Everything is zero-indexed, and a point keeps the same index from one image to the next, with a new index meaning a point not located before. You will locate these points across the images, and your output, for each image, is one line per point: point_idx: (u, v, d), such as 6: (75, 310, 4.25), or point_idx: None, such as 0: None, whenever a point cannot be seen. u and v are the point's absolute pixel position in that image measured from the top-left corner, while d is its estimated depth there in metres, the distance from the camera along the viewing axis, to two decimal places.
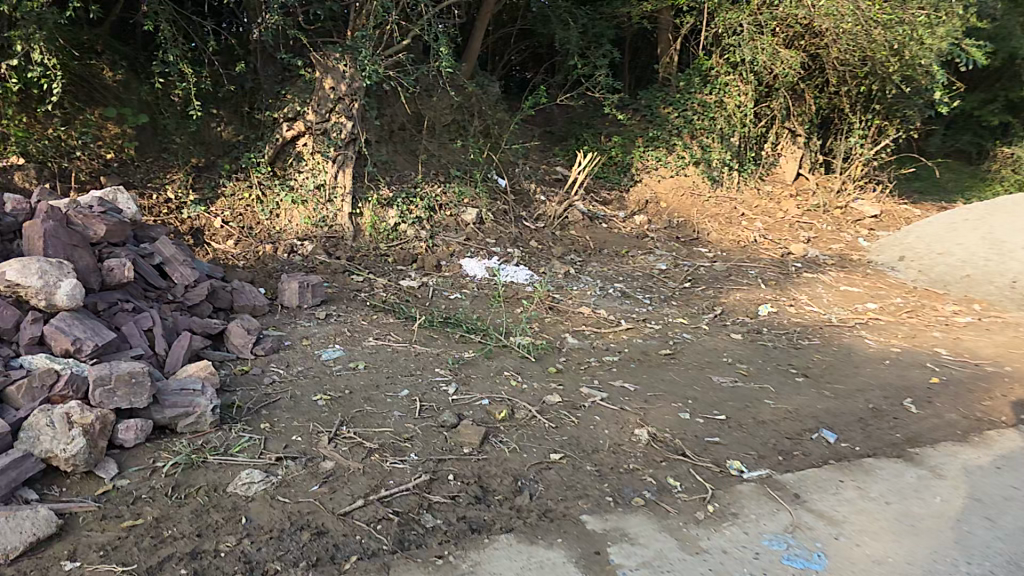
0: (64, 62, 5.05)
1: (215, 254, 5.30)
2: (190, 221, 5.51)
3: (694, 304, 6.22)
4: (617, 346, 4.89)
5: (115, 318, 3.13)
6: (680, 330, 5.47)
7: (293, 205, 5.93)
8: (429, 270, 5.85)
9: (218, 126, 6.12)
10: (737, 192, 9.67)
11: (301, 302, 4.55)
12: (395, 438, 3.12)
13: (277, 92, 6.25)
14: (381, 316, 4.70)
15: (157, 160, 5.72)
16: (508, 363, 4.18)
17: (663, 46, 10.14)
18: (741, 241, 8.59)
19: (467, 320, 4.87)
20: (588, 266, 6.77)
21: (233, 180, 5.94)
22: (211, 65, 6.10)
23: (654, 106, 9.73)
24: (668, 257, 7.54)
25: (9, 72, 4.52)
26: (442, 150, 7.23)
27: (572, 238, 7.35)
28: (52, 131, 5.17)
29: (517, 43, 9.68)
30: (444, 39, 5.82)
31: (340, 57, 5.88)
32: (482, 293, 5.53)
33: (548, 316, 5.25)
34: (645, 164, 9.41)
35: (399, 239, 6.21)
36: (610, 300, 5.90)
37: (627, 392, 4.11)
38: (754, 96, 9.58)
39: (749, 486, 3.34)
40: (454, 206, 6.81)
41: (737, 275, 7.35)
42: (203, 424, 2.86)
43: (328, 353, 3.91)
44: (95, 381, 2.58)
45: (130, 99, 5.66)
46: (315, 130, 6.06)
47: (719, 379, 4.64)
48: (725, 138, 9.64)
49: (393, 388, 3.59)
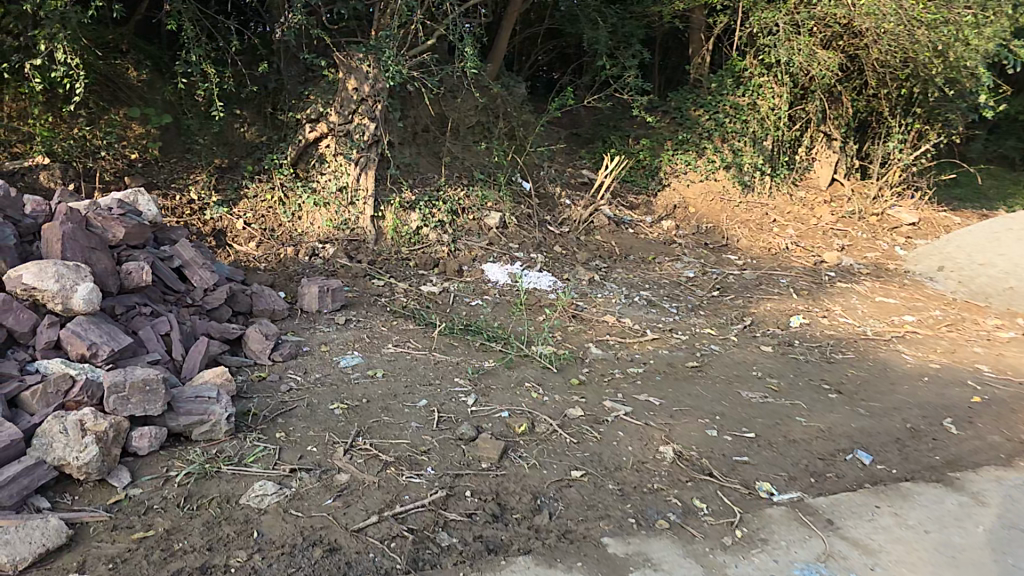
0: (89, 62, 5.08)
1: (237, 256, 5.33)
2: (212, 222, 5.54)
3: (722, 313, 6.05)
4: (641, 357, 4.75)
5: (132, 322, 3.13)
6: (706, 341, 5.31)
7: (316, 208, 5.95)
8: (451, 275, 5.78)
9: (242, 127, 6.17)
10: (768, 197, 9.43)
11: (320, 307, 4.52)
12: (412, 451, 3.03)
13: (300, 92, 6.23)
14: (401, 322, 4.64)
15: (181, 160, 5.75)
16: (529, 373, 4.09)
17: (694, 46, 9.94)
18: (772, 248, 8.38)
19: (488, 327, 4.78)
20: (613, 273, 6.64)
21: (255, 182, 5.96)
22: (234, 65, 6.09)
23: (684, 108, 9.53)
24: (696, 264, 7.37)
25: (33, 72, 4.54)
26: (466, 152, 7.16)
27: (598, 243, 7.22)
28: (78, 131, 5.23)
29: (545, 43, 9.58)
30: (469, 40, 5.78)
31: (363, 58, 5.85)
32: (504, 300, 5.44)
33: (571, 325, 5.14)
34: (674, 167, 9.22)
35: (421, 243, 6.17)
36: (635, 309, 5.76)
37: (652, 406, 3.98)
38: (789, 99, 9.33)
39: (779, 510, 3.18)
40: (477, 210, 6.74)
41: (768, 284, 7.15)
42: (218, 432, 2.80)
43: (346, 360, 3.86)
44: (109, 389, 2.55)
45: (155, 100, 5.70)
46: (337, 131, 6.05)
47: (747, 394, 4.47)
48: (758, 141, 9.44)
49: (411, 397, 3.51)
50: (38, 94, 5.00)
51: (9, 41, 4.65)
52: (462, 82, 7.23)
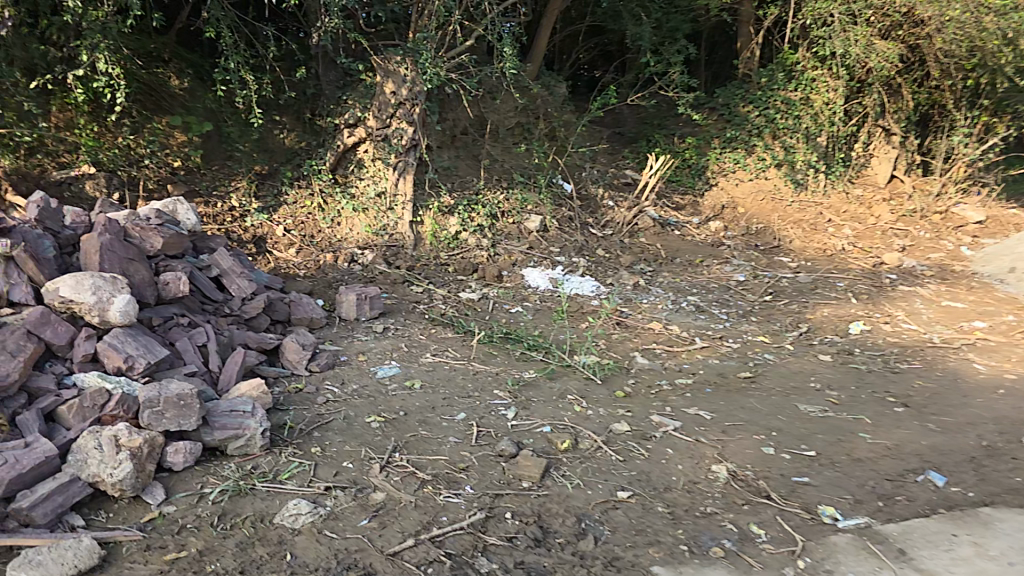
0: (131, 72, 5.18)
1: (277, 263, 5.37)
2: (253, 229, 5.61)
3: (776, 320, 5.75)
4: (690, 367, 4.53)
5: (170, 333, 3.11)
6: (759, 350, 5.04)
7: (354, 213, 5.95)
8: (490, 281, 5.66)
9: (282, 133, 6.22)
10: (822, 196, 9.01)
11: (359, 315, 4.47)
12: (450, 468, 2.88)
13: (339, 97, 6.18)
14: (440, 330, 4.54)
15: (222, 168, 5.85)
16: (572, 384, 3.92)
17: (743, 39, 9.58)
18: (826, 249, 8.00)
19: (529, 335, 4.63)
20: (658, 277, 6.40)
21: (295, 189, 6.00)
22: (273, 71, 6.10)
23: (731, 105, 9.20)
24: (746, 267, 7.05)
25: (77, 82, 4.65)
26: (506, 155, 7.03)
27: (642, 246, 6.99)
28: (122, 140, 5.35)
29: (586, 41, 9.38)
30: (508, 39, 5.68)
31: (401, 61, 5.81)
32: (546, 306, 5.29)
33: (616, 332, 4.94)
34: (722, 166, 8.92)
35: (460, 247, 6.09)
36: (682, 315, 5.52)
37: (702, 421, 3.76)
38: (845, 92, 8.86)
39: (845, 538, 2.92)
40: (518, 214, 6.60)
41: (824, 287, 6.79)
42: (254, 447, 2.71)
43: (383, 370, 3.78)
44: (144, 403, 2.49)
45: (197, 108, 5.75)
46: (375, 136, 6.01)
47: (806, 408, 4.21)
48: (811, 137, 9.01)
49: (449, 411, 3.39)
50: (83, 105, 5.11)
51: (55, 53, 4.78)
52: (501, 83, 7.08)
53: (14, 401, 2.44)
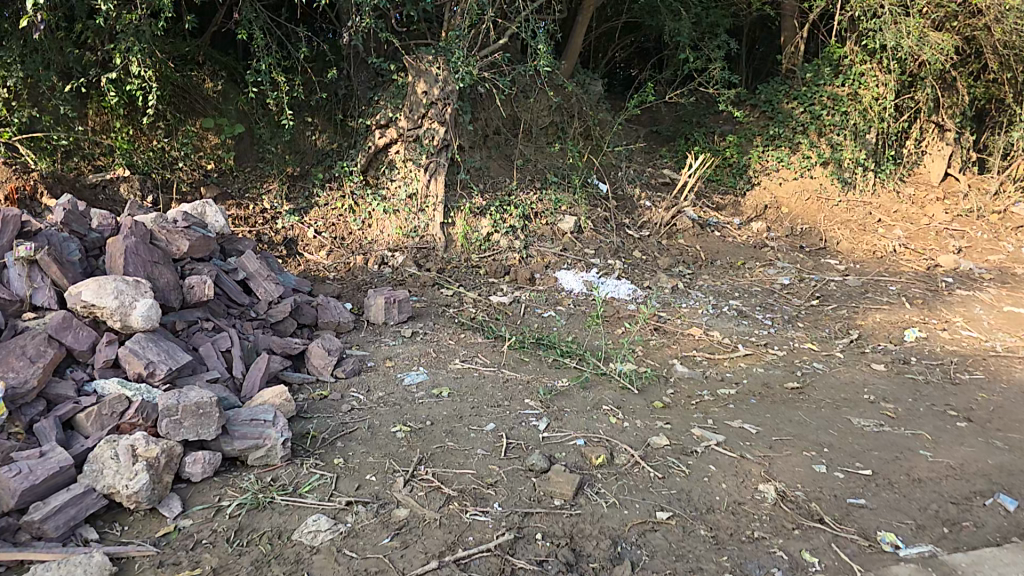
0: (164, 75, 5.21)
1: (307, 265, 5.36)
2: (284, 231, 5.67)
3: (824, 326, 5.45)
4: (733, 376, 4.28)
5: (193, 338, 3.04)
6: (807, 359, 4.75)
7: (385, 215, 5.87)
8: (523, 283, 5.50)
9: (314, 135, 6.17)
10: (872, 195, 8.58)
11: (387, 319, 4.36)
12: (476, 483, 2.73)
13: (370, 98, 6.06)
14: (469, 335, 4.40)
15: (255, 170, 5.93)
16: (606, 394, 3.72)
17: (787, 33, 9.18)
18: (876, 251, 7.61)
19: (562, 341, 4.46)
20: (698, 280, 6.15)
21: (326, 190, 6.00)
22: (304, 73, 6.07)
23: (774, 102, 8.77)
24: (791, 270, 6.74)
25: (110, 86, 4.61)
26: (540, 154, 6.86)
27: (681, 248, 6.75)
28: (156, 143, 5.47)
29: (622, 39, 9.03)
30: (542, 36, 5.52)
31: (433, 60, 5.72)
32: (580, 310, 5.10)
33: (653, 339, 4.72)
34: (765, 165, 8.58)
35: (492, 249, 5.95)
36: (722, 320, 5.27)
37: (747, 435, 3.53)
38: (896, 87, 8.39)
39: (908, 569, 2.66)
40: (551, 214, 6.43)
41: (875, 291, 6.43)
42: (274, 458, 2.60)
43: (410, 376, 3.65)
44: (162, 411, 2.38)
45: (230, 110, 5.84)
46: (407, 137, 5.94)
47: (859, 422, 3.93)
48: (860, 135, 8.54)
49: (478, 421, 3.24)
50: (119, 109, 5.19)
51: (90, 57, 4.85)
52: (535, 81, 6.87)
53: (32, 407, 2.38)
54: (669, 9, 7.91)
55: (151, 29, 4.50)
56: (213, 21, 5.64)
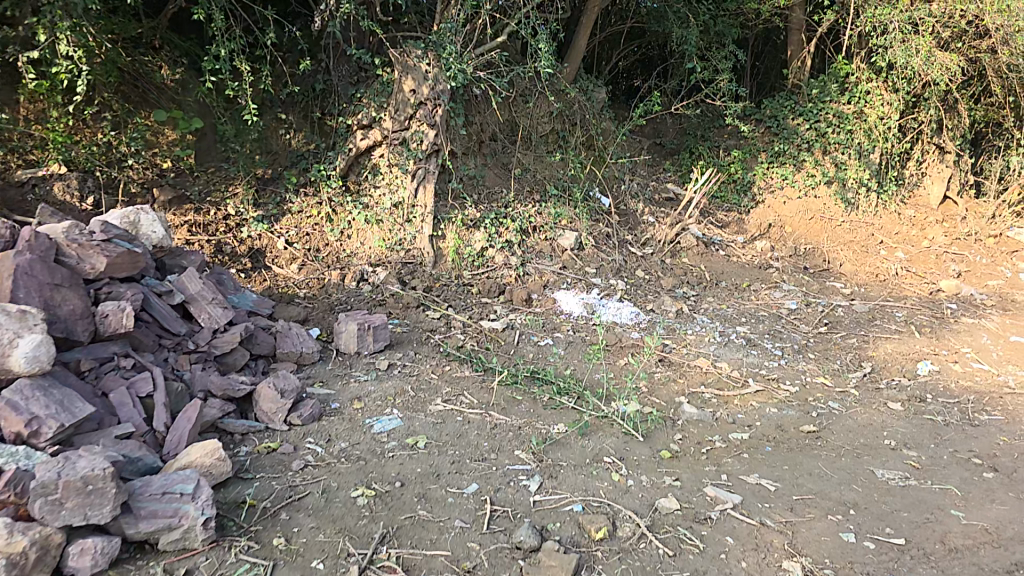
0: (91, 52, 4.57)
1: (276, 280, 4.82)
2: (249, 241, 5.06)
3: (835, 357, 4.93)
4: (745, 417, 3.69)
5: (105, 381, 2.81)
6: (822, 397, 4.11)
7: (367, 225, 5.34)
8: (519, 304, 5.02)
9: (288, 134, 5.57)
10: (874, 215, 8.24)
11: (360, 348, 3.84)
12: (450, 572, 2.22)
13: (351, 95, 5.52)
14: (454, 368, 3.88)
15: (218, 172, 5.34)
16: (608, 442, 3.19)
17: (793, 48, 8.82)
18: (879, 275, 7.26)
19: (560, 376, 3.96)
20: (703, 303, 5.72)
21: (300, 196, 5.41)
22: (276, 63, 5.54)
23: (780, 118, 8.40)
24: (797, 293, 6.35)
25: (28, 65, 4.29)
26: (538, 163, 6.38)
27: (685, 267, 6.33)
28: (102, 137, 4.99)
29: (626, 45, 8.52)
30: (543, 34, 5.06)
31: (423, 55, 5.22)
32: (579, 337, 4.62)
33: (658, 372, 4.24)
34: (769, 182, 8.25)
35: (486, 266, 5.46)
36: (730, 349, 4.82)
37: (765, 494, 2.85)
38: (901, 109, 8.08)
39: None
40: (550, 229, 5.96)
41: (884, 319, 6.00)
42: (193, 542, 2.22)
43: (381, 423, 3.17)
44: (37, 490, 2.01)
45: (189, 102, 5.35)
46: (392, 139, 5.41)
47: (883, 474, 3.13)
48: (865, 154, 8.20)
49: (458, 481, 2.72)
50: (52, 95, 4.67)
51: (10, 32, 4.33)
52: (534, 84, 6.36)
53: None
54: (677, 15, 7.51)
55: (86, 4, 4.15)
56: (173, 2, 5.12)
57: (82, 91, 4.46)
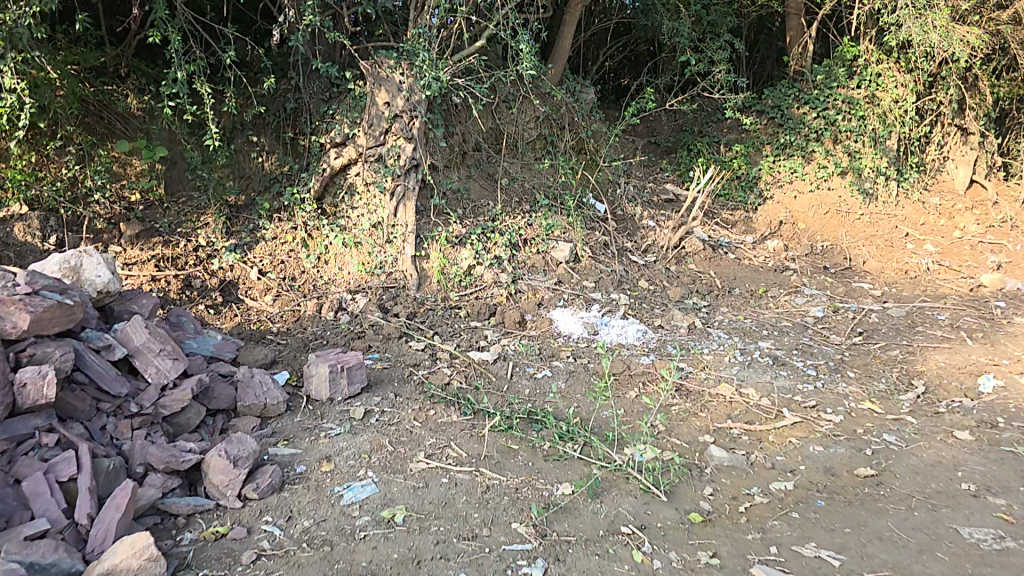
0: (38, 83, 4.13)
1: (247, 314, 4.38)
2: (221, 272, 4.64)
3: (880, 375, 4.39)
4: (786, 461, 3.22)
5: (20, 465, 2.34)
6: (871, 429, 3.60)
7: (345, 249, 4.91)
8: (512, 328, 4.57)
9: (260, 157, 5.12)
10: (896, 206, 7.67)
11: (332, 394, 3.36)
12: None
13: (324, 112, 5.08)
14: (440, 412, 3.39)
15: (189, 201, 4.90)
16: (623, 504, 2.70)
17: (793, 33, 8.29)
18: (908, 271, 6.71)
19: (562, 416, 3.48)
20: (717, 315, 5.29)
21: (274, 222, 4.96)
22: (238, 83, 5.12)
23: (784, 107, 7.88)
24: (821, 298, 5.88)
25: None
26: (526, 172, 5.94)
27: (693, 274, 5.95)
28: (67, 172, 4.56)
29: (613, 42, 8.03)
30: (524, 35, 4.58)
31: (395, 65, 4.80)
32: (582, 365, 4.10)
33: (676, 404, 3.77)
34: (776, 177, 7.73)
35: (475, 285, 5.01)
36: (755, 371, 4.34)
37: (829, 572, 2.33)
38: (918, 88, 7.67)
39: None
40: (543, 241, 5.52)
41: (926, 323, 5.44)
42: None
43: (351, 493, 2.68)
44: None
45: (157, 130, 4.86)
46: (367, 156, 4.96)
47: (969, 533, 2.58)
48: (880, 141, 7.69)
49: (441, 571, 2.25)
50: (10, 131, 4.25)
51: None
52: (519, 89, 5.97)
53: None
54: (667, 7, 7.04)
55: (30, 34, 3.75)
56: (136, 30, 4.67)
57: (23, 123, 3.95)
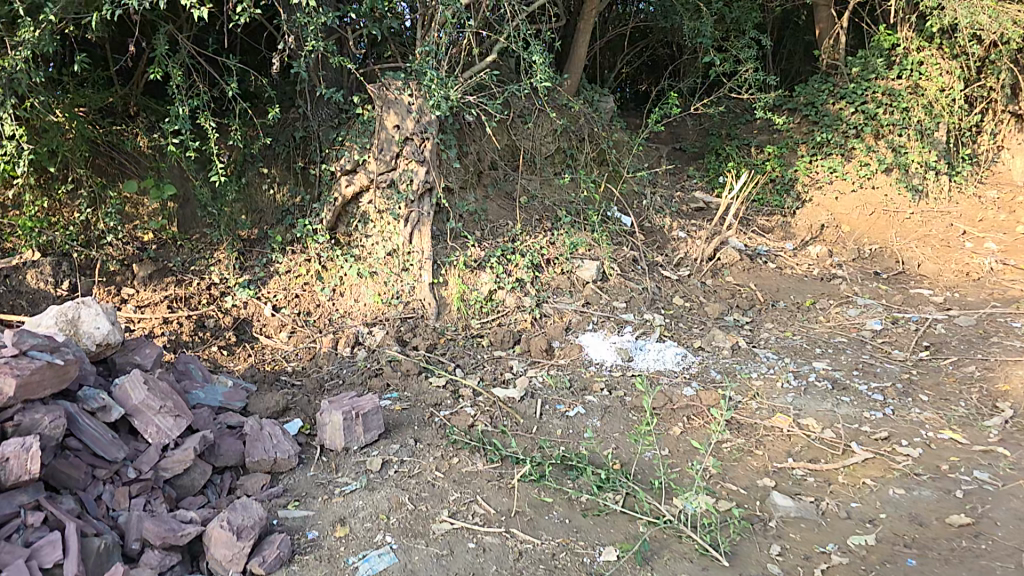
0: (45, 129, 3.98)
1: (261, 354, 4.17)
2: (234, 311, 4.45)
3: (959, 398, 4.02)
4: (863, 509, 2.92)
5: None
6: (958, 464, 3.30)
7: (360, 279, 4.69)
8: (538, 357, 4.25)
9: (272, 189, 4.91)
10: (949, 202, 7.10)
11: (348, 443, 3.06)
12: None
13: (334, 139, 4.87)
14: (464, 460, 3.07)
15: (202, 238, 4.70)
16: (678, 572, 2.40)
17: (823, 25, 7.85)
18: (970, 272, 6.16)
19: (597, 460, 3.14)
20: (762, 333, 4.88)
21: (287, 254, 4.78)
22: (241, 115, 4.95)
23: (818, 103, 7.46)
24: (876, 308, 5.39)
25: None
26: (545, 188, 5.66)
27: (731, 287, 5.53)
28: (79, 215, 4.36)
29: (632, 46, 7.69)
30: (537, 46, 4.31)
31: (404, 86, 4.56)
32: (618, 400, 3.74)
33: (729, 441, 3.43)
34: (814, 177, 7.23)
35: (497, 311, 4.72)
36: (814, 399, 3.93)
37: None
38: (965, 74, 7.17)
39: None
40: (567, 260, 5.19)
41: (1002, 333, 4.92)
42: None
43: (368, 564, 2.37)
44: None
45: (168, 168, 4.65)
46: (379, 182, 4.73)
47: None
48: (927, 134, 7.10)
49: None
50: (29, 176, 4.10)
51: None
52: (534, 102, 5.70)
53: None
54: (686, 7, 6.66)
55: (29, 78, 3.57)
56: (141, 67, 4.49)
57: (22, 171, 3.76)
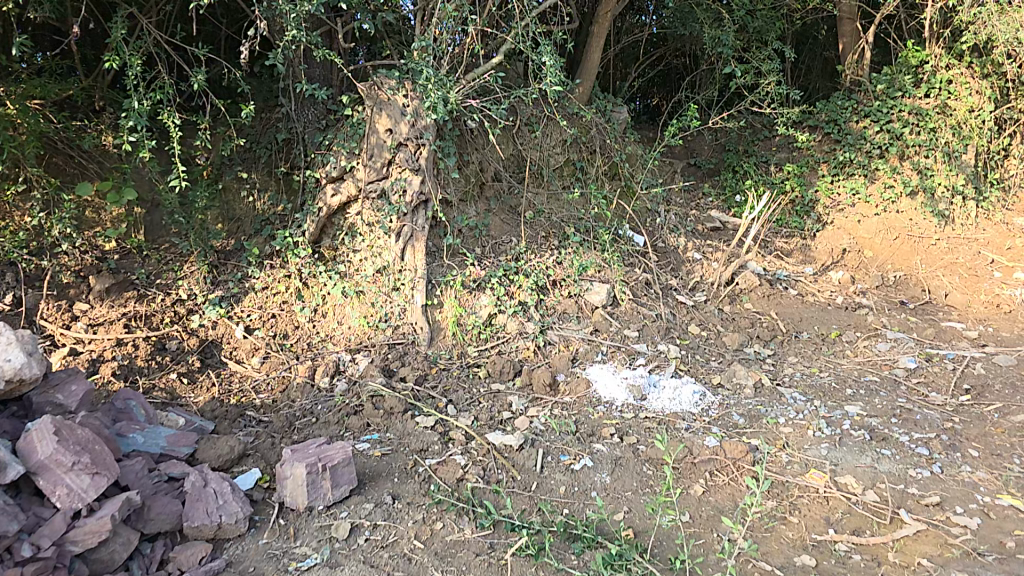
0: None
1: (228, 383, 3.71)
2: (202, 332, 4.00)
3: (1014, 455, 3.51)
4: None
5: None
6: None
7: (344, 299, 4.23)
8: (540, 393, 3.77)
9: (251, 196, 4.50)
10: (977, 229, 6.58)
11: (312, 502, 2.58)
12: None
13: (320, 143, 4.43)
14: (449, 526, 2.59)
15: (170, 248, 4.27)
16: None
17: (847, 39, 7.41)
18: (1001, 305, 5.64)
19: (604, 528, 2.66)
20: (786, 369, 4.40)
21: (265, 269, 4.32)
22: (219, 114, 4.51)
23: (841, 121, 7.01)
24: (908, 343, 4.91)
25: None
26: (552, 202, 5.21)
27: (751, 316, 5.05)
28: (30, 220, 3.92)
29: (646, 55, 7.26)
30: (547, 46, 3.87)
31: (398, 87, 4.13)
32: (631, 449, 3.26)
33: (761, 505, 2.95)
34: (836, 199, 6.82)
35: (496, 337, 4.24)
36: (851, 453, 3.45)
37: None
38: (997, 94, 6.79)
39: None
40: (574, 282, 4.72)
41: None
42: None
43: None
44: None
45: (134, 169, 4.24)
46: (368, 192, 4.29)
47: None
48: (954, 156, 6.64)
49: None
50: None
51: None
52: (542, 109, 5.27)
53: None
54: (706, 14, 6.24)
55: None
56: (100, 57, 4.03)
57: None
